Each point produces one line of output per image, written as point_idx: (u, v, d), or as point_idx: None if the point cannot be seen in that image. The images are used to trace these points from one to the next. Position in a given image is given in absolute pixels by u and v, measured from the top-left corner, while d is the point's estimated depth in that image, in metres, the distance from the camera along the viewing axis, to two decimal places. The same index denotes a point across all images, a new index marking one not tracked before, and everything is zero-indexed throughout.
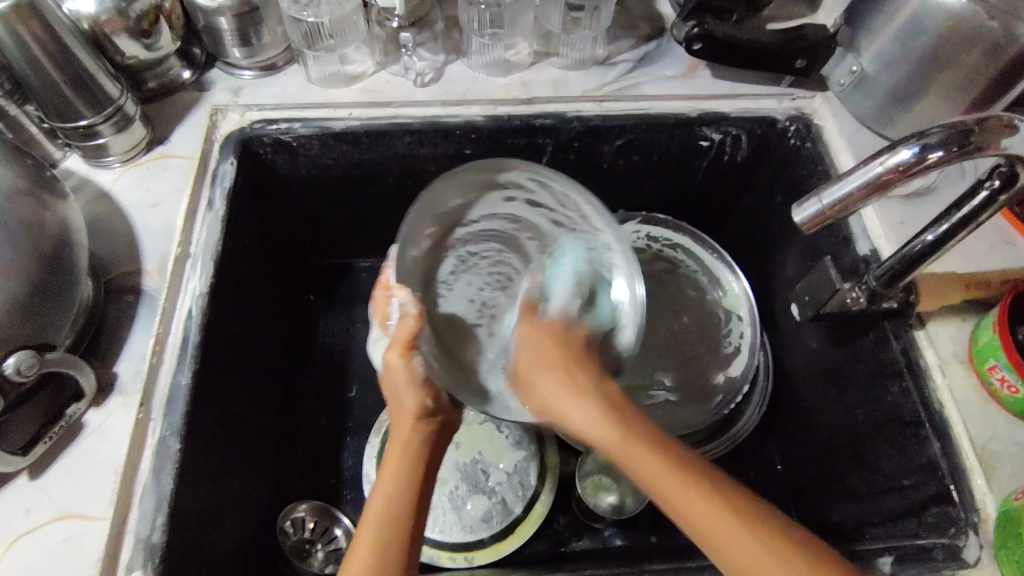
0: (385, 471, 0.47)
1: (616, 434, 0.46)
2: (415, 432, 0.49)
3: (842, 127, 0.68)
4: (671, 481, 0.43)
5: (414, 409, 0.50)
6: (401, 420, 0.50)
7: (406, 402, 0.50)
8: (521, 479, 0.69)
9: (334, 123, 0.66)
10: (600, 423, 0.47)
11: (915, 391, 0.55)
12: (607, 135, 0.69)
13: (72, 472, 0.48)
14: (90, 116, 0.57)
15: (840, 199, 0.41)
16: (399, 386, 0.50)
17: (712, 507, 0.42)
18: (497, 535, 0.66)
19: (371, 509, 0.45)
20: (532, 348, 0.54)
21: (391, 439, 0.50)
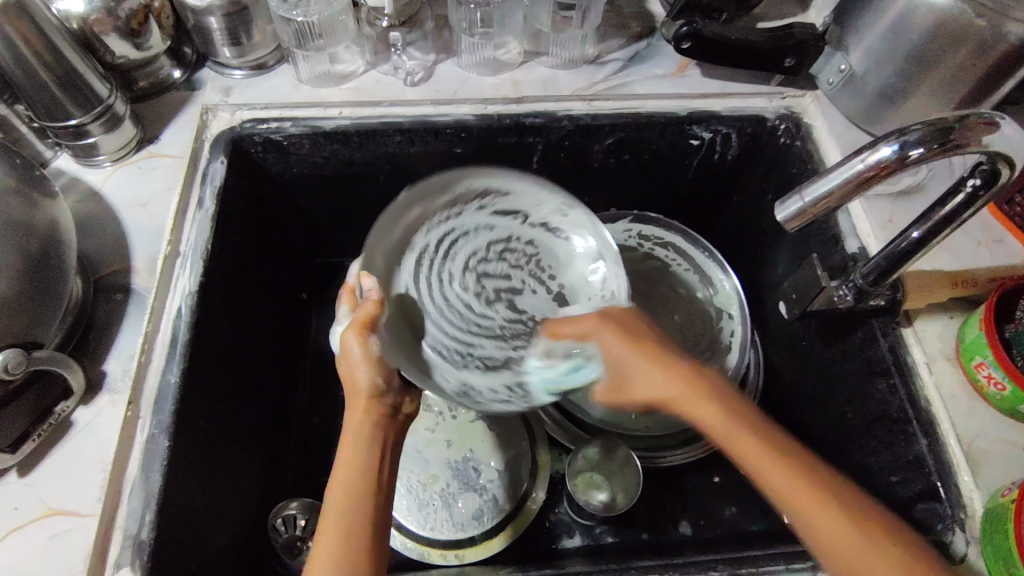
0: (340, 462, 0.46)
1: (731, 424, 0.45)
2: (367, 414, 0.48)
3: (831, 127, 0.68)
4: (765, 462, 0.43)
5: (369, 389, 0.48)
6: (354, 400, 0.48)
7: (359, 379, 0.48)
8: (512, 476, 0.69)
9: (324, 122, 0.66)
10: (715, 417, 0.46)
11: (902, 388, 0.55)
12: (597, 134, 0.69)
13: (60, 469, 0.48)
14: (80, 115, 0.57)
15: (823, 196, 0.41)
16: (353, 364, 0.48)
17: (795, 482, 0.42)
18: (488, 531, 0.66)
19: (327, 512, 0.43)
20: (597, 326, 0.54)
21: (346, 422, 0.48)
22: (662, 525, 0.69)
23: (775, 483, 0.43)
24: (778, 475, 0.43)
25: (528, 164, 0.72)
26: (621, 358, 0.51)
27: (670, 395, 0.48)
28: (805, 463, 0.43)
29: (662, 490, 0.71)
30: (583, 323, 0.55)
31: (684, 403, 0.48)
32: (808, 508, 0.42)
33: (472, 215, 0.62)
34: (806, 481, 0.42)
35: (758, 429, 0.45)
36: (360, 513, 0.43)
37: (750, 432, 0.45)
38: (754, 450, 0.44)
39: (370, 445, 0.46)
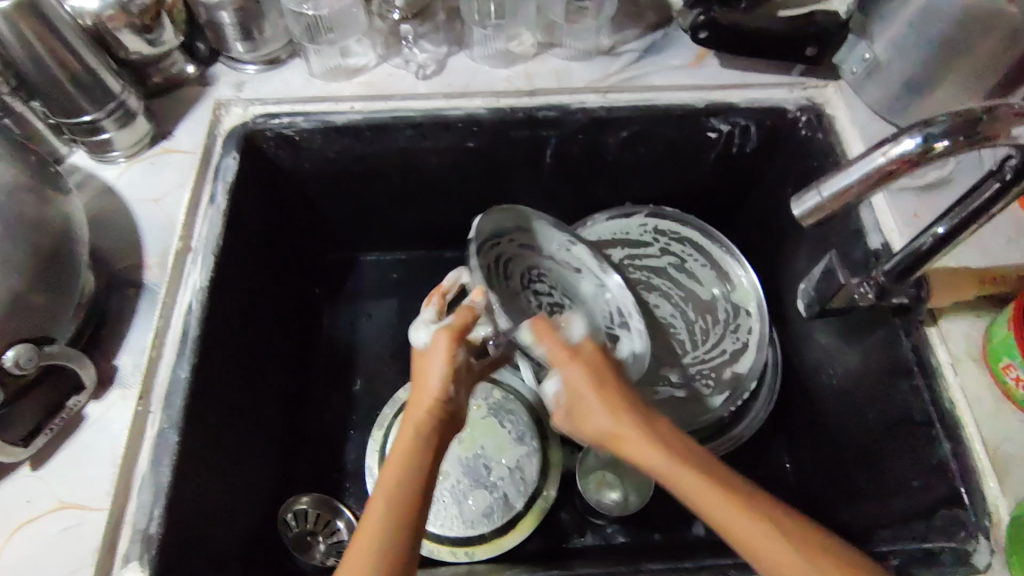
0: (397, 449, 0.46)
1: (658, 454, 0.46)
2: (431, 414, 0.49)
3: (855, 117, 0.65)
4: (714, 504, 0.43)
5: (437, 392, 0.50)
6: (419, 402, 0.50)
7: (432, 382, 0.51)
8: (523, 474, 0.69)
9: (336, 117, 0.66)
10: (644, 451, 0.46)
11: (925, 390, 0.53)
12: (611, 127, 0.68)
13: (72, 463, 0.49)
14: (93, 111, 0.58)
15: (841, 191, 0.39)
16: (432, 365, 0.52)
17: (732, 511, 0.42)
18: (498, 530, 0.66)
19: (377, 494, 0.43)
20: (569, 363, 0.52)
21: (404, 420, 0.49)
22: (675, 525, 0.68)
23: (725, 519, 0.42)
24: (713, 506, 0.42)
25: (541, 158, 0.71)
26: (578, 389, 0.50)
27: (613, 430, 0.48)
28: (735, 489, 0.43)
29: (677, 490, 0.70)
30: (560, 349, 0.52)
31: (624, 436, 0.48)
32: (746, 537, 0.41)
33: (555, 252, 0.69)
34: (742, 506, 0.42)
35: (686, 460, 0.45)
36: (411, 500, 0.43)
37: (679, 462, 0.45)
38: (714, 498, 0.43)
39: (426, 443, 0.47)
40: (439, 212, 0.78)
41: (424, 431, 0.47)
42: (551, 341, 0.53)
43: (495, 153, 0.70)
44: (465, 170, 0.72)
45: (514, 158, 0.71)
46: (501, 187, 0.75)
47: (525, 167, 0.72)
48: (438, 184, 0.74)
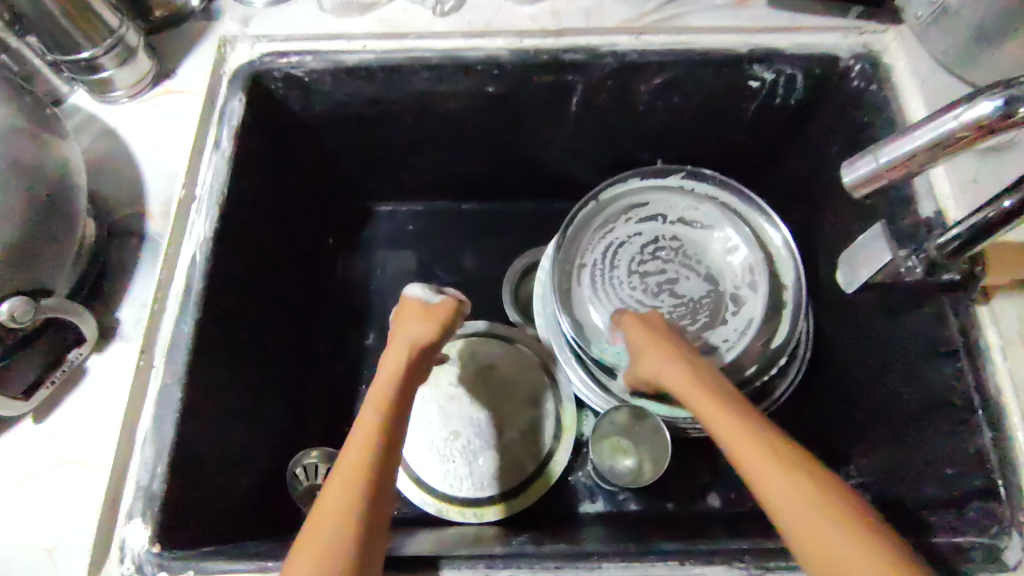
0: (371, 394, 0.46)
1: (689, 382, 0.48)
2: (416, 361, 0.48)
3: (915, 68, 0.59)
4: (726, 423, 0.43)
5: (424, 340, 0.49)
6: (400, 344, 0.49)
7: (417, 329, 0.49)
8: (535, 438, 0.67)
9: (347, 57, 0.61)
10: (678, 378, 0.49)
11: (969, 374, 0.50)
12: (644, 73, 0.63)
13: (75, 416, 0.49)
14: (90, 48, 0.55)
15: (902, 159, 0.34)
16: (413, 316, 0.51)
17: (767, 462, 0.40)
18: (507, 492, 0.65)
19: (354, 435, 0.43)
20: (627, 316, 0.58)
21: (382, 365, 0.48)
22: (689, 495, 0.66)
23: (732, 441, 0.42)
24: (746, 453, 0.41)
25: (567, 105, 0.66)
26: (636, 339, 0.55)
27: (663, 370, 0.51)
28: (775, 445, 0.41)
29: (693, 459, 0.68)
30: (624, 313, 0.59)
31: (670, 374, 0.50)
32: (773, 487, 0.39)
33: (625, 224, 0.71)
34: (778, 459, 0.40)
35: (736, 411, 0.44)
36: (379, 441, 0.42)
37: (727, 412, 0.44)
38: (722, 420, 0.44)
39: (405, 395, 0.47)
40: (457, 161, 0.74)
41: (391, 384, 0.46)
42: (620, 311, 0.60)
43: (516, 100, 0.65)
44: (484, 118, 0.68)
45: (537, 105, 0.66)
46: (523, 136, 0.70)
47: (549, 115, 0.68)
48: (455, 132, 0.70)
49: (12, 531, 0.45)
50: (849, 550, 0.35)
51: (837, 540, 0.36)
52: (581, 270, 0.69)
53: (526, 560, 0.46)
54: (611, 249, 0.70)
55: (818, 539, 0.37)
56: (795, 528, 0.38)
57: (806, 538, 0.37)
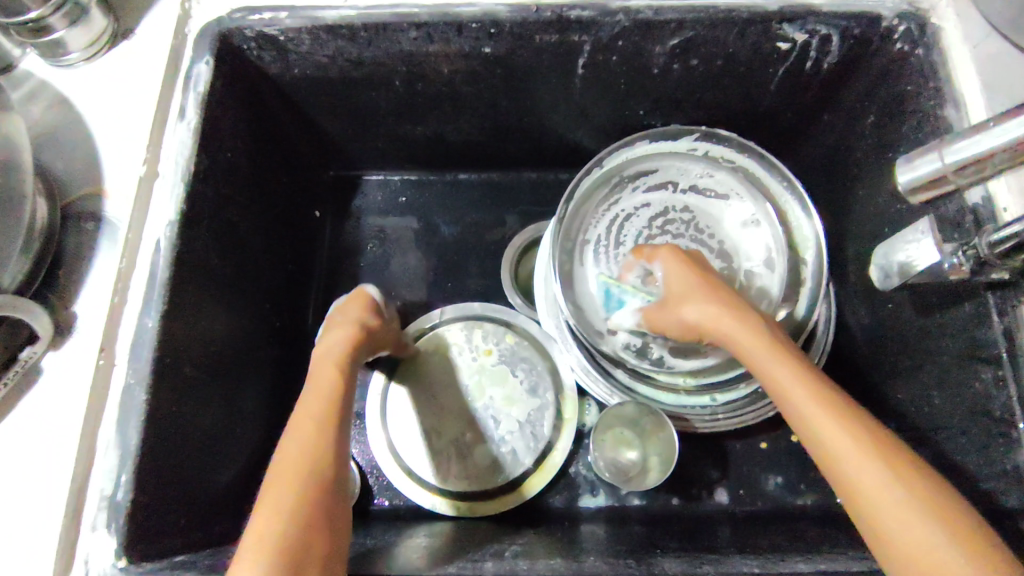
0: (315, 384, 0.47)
1: (755, 345, 0.46)
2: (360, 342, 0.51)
3: (967, 30, 0.52)
4: (797, 402, 0.42)
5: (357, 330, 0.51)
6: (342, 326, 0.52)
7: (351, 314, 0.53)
8: (534, 429, 0.64)
9: (326, 13, 0.54)
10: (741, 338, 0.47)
11: (1011, 383, 0.45)
12: (660, 33, 0.56)
13: (30, 421, 0.45)
14: (38, 7, 0.49)
15: (969, 164, 0.30)
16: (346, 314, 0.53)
17: (834, 424, 0.41)
18: (503, 487, 0.62)
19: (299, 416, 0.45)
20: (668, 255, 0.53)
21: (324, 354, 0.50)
22: (695, 490, 0.63)
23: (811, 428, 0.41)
24: (824, 422, 0.41)
25: (572, 68, 0.59)
26: (678, 284, 0.51)
27: (715, 323, 0.48)
28: (841, 401, 0.42)
29: (701, 452, 0.64)
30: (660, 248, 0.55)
31: (735, 334, 0.47)
32: (845, 458, 0.40)
33: (632, 195, 0.65)
34: (846, 420, 0.41)
35: (806, 373, 0.44)
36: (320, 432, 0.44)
37: (798, 376, 0.43)
38: (820, 412, 0.41)
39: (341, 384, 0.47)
40: (452, 128, 0.68)
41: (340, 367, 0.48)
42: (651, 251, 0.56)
43: (516, 62, 0.59)
44: (481, 81, 0.61)
45: (539, 68, 0.59)
46: (524, 102, 0.64)
47: (552, 79, 0.61)
48: (450, 97, 0.63)
49: None
50: (896, 506, 0.38)
51: (896, 503, 0.38)
52: (584, 246, 0.64)
53: None
54: (616, 222, 0.65)
55: (883, 501, 0.38)
56: (853, 486, 0.39)
57: (855, 488, 0.39)
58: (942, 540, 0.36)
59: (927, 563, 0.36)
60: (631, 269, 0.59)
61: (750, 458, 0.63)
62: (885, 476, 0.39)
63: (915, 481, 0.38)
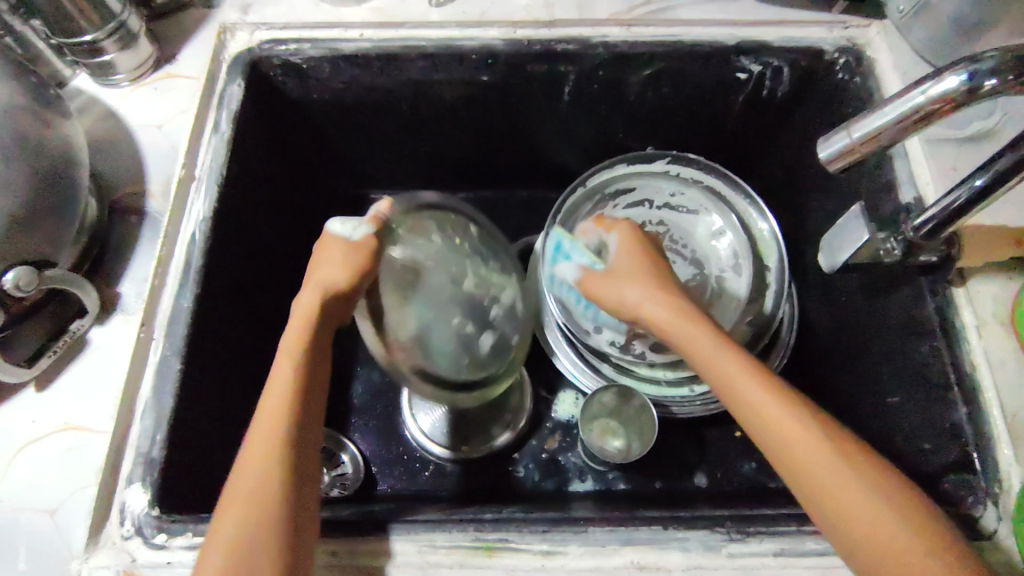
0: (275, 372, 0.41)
1: (700, 327, 0.45)
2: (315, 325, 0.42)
3: (895, 61, 0.61)
4: (744, 386, 0.42)
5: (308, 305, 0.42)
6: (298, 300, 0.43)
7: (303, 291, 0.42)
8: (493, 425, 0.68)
9: (345, 45, 0.63)
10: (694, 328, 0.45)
11: (946, 351, 0.51)
12: (635, 63, 0.64)
13: (76, 385, 0.50)
14: (94, 31, 0.56)
15: (873, 135, 0.36)
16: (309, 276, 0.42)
17: (771, 400, 0.41)
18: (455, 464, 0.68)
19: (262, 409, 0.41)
20: (623, 231, 0.52)
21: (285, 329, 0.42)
22: (677, 473, 0.68)
23: (762, 408, 0.41)
24: (769, 403, 0.41)
25: (559, 95, 0.68)
26: (619, 263, 0.50)
27: (656, 306, 0.46)
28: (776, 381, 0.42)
29: (682, 442, 0.69)
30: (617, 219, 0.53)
31: (692, 332, 0.45)
32: (786, 432, 0.40)
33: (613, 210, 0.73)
34: (780, 398, 0.41)
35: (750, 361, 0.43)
36: (279, 426, 0.40)
37: (739, 358, 0.43)
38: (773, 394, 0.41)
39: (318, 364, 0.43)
40: (453, 150, 0.75)
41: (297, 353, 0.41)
42: (608, 224, 0.54)
43: (510, 89, 0.67)
44: (479, 107, 0.69)
45: (530, 94, 0.68)
46: (517, 126, 0.72)
47: (542, 105, 0.69)
48: (452, 121, 0.71)
49: (12, 495, 0.47)
50: (834, 473, 0.39)
51: (830, 470, 0.39)
52: None
53: (515, 525, 0.47)
54: None
55: (825, 470, 0.39)
56: (791, 458, 0.40)
57: (793, 457, 0.40)
58: (875, 502, 0.38)
59: (874, 531, 0.37)
60: (588, 232, 0.56)
61: (727, 444, 0.69)
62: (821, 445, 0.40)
63: (848, 447, 0.40)
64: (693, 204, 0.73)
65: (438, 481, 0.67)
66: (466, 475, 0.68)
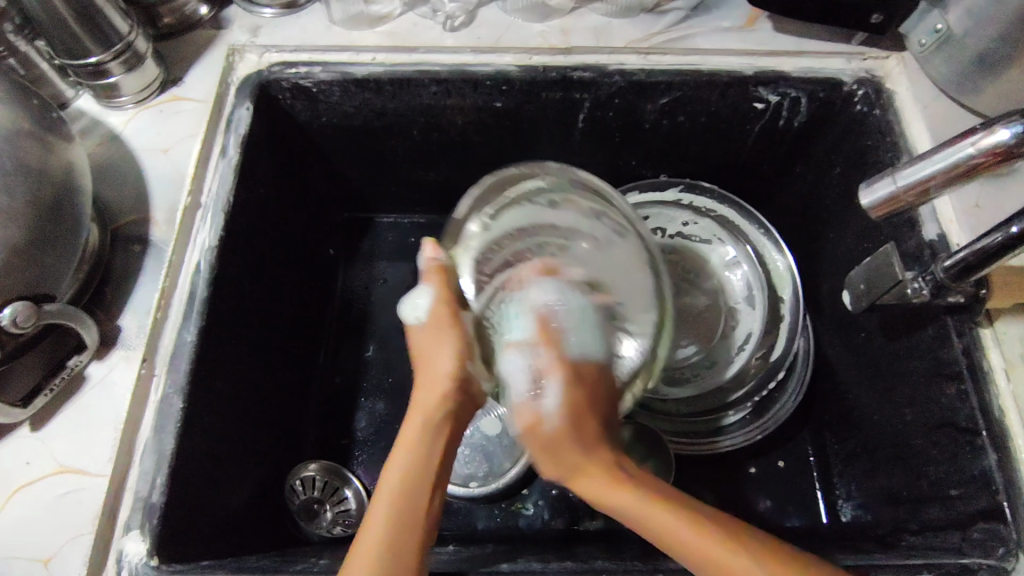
0: (396, 454, 0.45)
1: (593, 478, 0.42)
2: (444, 402, 0.45)
3: (917, 94, 0.60)
4: (626, 506, 0.41)
5: (452, 374, 0.45)
6: (433, 379, 0.46)
7: (445, 361, 0.45)
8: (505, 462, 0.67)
9: (356, 68, 0.61)
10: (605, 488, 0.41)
11: (973, 395, 0.50)
12: (651, 92, 0.63)
13: (73, 424, 0.48)
14: (99, 53, 0.54)
15: (915, 184, 0.36)
16: (440, 346, 0.46)
17: (666, 518, 0.40)
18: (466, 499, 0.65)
19: (382, 491, 0.43)
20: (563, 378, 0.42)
21: (414, 405, 0.47)
22: None
23: (656, 520, 0.40)
24: (675, 526, 0.40)
25: (572, 122, 0.66)
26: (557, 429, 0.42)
27: (609, 500, 0.41)
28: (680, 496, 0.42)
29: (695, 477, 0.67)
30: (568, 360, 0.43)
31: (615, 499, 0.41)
32: (683, 545, 0.39)
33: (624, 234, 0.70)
34: (668, 508, 0.40)
35: (659, 496, 0.41)
36: (424, 493, 0.43)
37: (634, 491, 0.41)
38: (628, 497, 0.41)
39: (435, 437, 0.45)
40: (461, 175, 0.73)
41: (423, 432, 0.45)
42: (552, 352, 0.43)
43: (522, 115, 0.65)
44: (491, 133, 0.67)
45: (543, 121, 0.66)
46: (528, 152, 0.70)
47: (555, 132, 0.68)
48: (461, 146, 0.69)
49: (5, 543, 0.44)
50: (744, 572, 0.38)
51: (731, 559, 0.38)
52: None
53: None
54: None
55: (721, 564, 0.38)
56: (694, 559, 0.39)
57: (705, 564, 0.39)
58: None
59: None
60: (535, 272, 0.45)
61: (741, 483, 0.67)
62: (722, 551, 0.39)
63: (748, 541, 0.39)
64: (702, 233, 0.71)
65: (443, 521, 0.65)
66: (473, 512, 0.66)
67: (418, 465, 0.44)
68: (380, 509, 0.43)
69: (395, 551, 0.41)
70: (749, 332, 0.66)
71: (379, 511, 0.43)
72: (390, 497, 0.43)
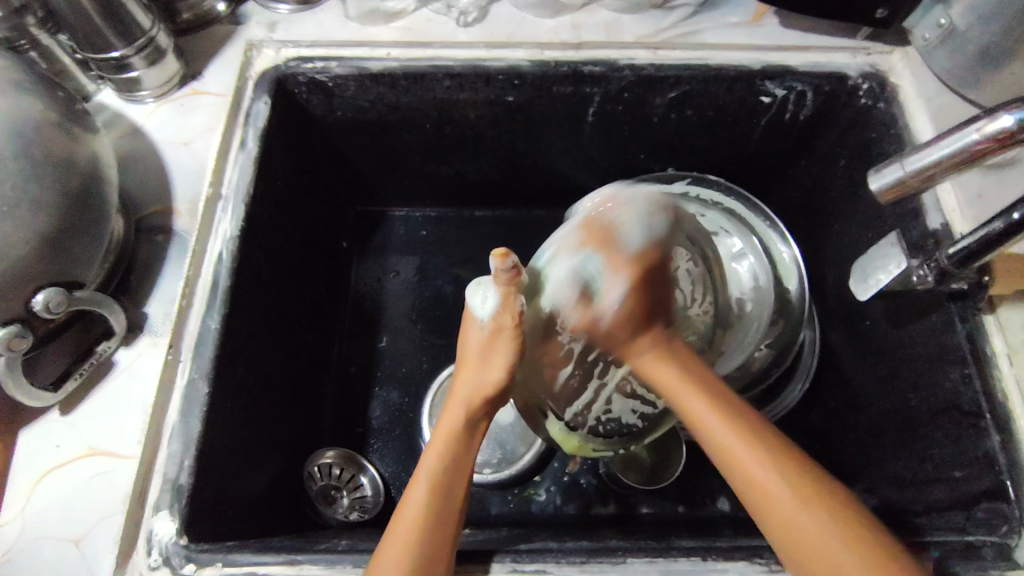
0: (432, 447, 0.46)
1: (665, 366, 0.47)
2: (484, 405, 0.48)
3: (922, 87, 0.61)
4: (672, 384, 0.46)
5: (496, 377, 0.47)
6: (475, 375, 0.48)
7: (495, 363, 0.47)
8: (515, 450, 0.68)
9: (372, 63, 0.62)
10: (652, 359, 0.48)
11: (977, 379, 0.51)
12: (660, 86, 0.64)
13: (99, 409, 0.49)
14: (123, 48, 0.56)
15: (925, 169, 0.38)
16: (488, 345, 0.48)
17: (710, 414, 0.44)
18: (480, 485, 0.67)
19: (420, 479, 0.44)
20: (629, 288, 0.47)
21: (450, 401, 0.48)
22: (699, 498, 0.67)
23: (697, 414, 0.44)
24: (731, 440, 0.42)
25: (583, 116, 0.67)
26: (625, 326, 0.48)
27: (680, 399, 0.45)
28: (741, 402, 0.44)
29: (704, 464, 0.68)
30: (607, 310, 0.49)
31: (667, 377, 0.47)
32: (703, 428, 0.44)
33: None
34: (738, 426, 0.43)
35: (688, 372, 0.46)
36: (458, 486, 0.44)
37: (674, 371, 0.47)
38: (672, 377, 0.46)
39: (467, 438, 0.47)
40: (471, 168, 0.74)
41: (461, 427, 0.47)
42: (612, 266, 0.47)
43: (534, 109, 0.66)
44: (502, 127, 0.69)
45: (554, 116, 0.67)
46: (539, 145, 0.71)
47: (566, 126, 0.69)
48: (472, 140, 0.71)
49: (38, 522, 0.46)
50: (751, 467, 0.41)
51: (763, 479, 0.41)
52: None
53: (553, 556, 0.46)
54: None
55: (755, 477, 0.41)
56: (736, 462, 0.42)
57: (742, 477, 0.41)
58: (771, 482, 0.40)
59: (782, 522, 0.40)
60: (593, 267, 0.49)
61: None
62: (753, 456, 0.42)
63: (793, 470, 0.41)
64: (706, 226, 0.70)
65: None
66: (486, 499, 0.67)
67: (453, 460, 0.45)
68: (408, 517, 0.42)
69: (432, 537, 0.41)
70: (759, 323, 0.66)
71: (418, 491, 0.43)
72: (428, 484, 0.43)
